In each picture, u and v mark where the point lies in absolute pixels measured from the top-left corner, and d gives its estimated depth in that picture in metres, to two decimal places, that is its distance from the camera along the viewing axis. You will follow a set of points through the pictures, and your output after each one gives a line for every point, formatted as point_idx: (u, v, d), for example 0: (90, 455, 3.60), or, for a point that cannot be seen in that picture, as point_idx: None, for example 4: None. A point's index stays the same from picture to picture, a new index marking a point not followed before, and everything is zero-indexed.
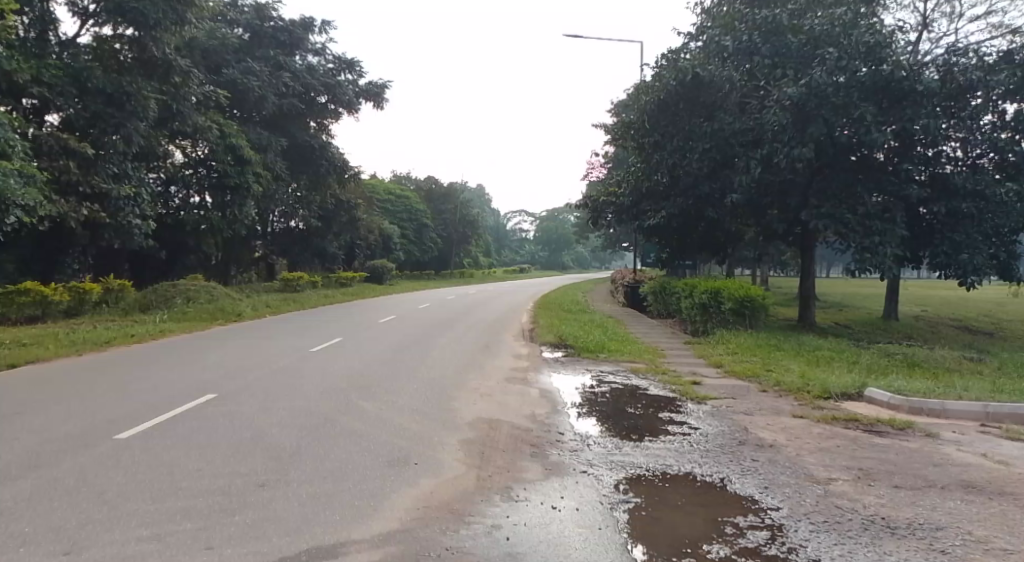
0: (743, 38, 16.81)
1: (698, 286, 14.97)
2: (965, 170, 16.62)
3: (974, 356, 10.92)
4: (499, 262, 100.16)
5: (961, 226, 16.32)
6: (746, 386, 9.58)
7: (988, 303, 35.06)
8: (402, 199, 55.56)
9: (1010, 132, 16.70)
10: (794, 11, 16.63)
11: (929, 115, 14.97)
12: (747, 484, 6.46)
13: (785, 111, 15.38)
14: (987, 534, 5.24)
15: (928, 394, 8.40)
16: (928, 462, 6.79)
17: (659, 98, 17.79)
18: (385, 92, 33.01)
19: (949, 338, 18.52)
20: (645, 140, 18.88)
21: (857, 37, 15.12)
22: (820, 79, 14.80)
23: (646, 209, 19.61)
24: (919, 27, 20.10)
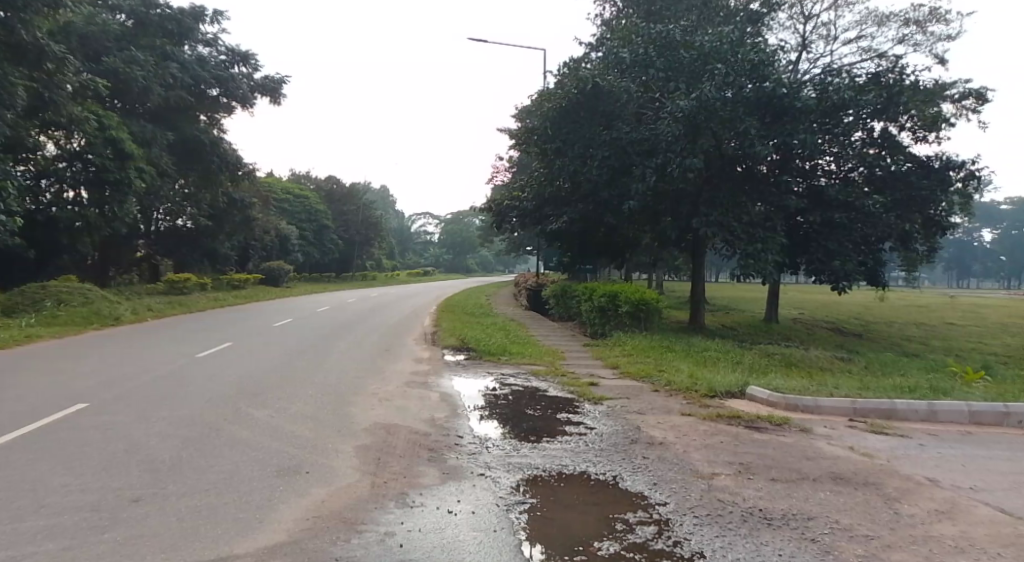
0: (639, 50, 17.30)
1: (597, 288, 15.36)
2: (838, 183, 18.17)
3: (844, 356, 11.77)
4: (404, 265, 99.04)
5: (834, 235, 17.56)
6: (639, 386, 9.93)
7: (852, 306, 38.22)
8: (302, 199, 53.92)
9: (876, 148, 18.19)
10: (685, 27, 17.34)
11: (808, 132, 16.00)
12: (637, 481, 6.69)
13: (678, 123, 16.03)
14: (852, 522, 5.70)
15: (804, 392, 8.92)
16: (802, 456, 7.27)
17: (562, 105, 18.15)
18: (283, 87, 32.01)
19: (823, 340, 19.93)
20: (548, 146, 19.12)
21: (742, 55, 16.01)
22: (709, 94, 15.47)
23: (548, 214, 20.04)
24: (798, 48, 21.45)
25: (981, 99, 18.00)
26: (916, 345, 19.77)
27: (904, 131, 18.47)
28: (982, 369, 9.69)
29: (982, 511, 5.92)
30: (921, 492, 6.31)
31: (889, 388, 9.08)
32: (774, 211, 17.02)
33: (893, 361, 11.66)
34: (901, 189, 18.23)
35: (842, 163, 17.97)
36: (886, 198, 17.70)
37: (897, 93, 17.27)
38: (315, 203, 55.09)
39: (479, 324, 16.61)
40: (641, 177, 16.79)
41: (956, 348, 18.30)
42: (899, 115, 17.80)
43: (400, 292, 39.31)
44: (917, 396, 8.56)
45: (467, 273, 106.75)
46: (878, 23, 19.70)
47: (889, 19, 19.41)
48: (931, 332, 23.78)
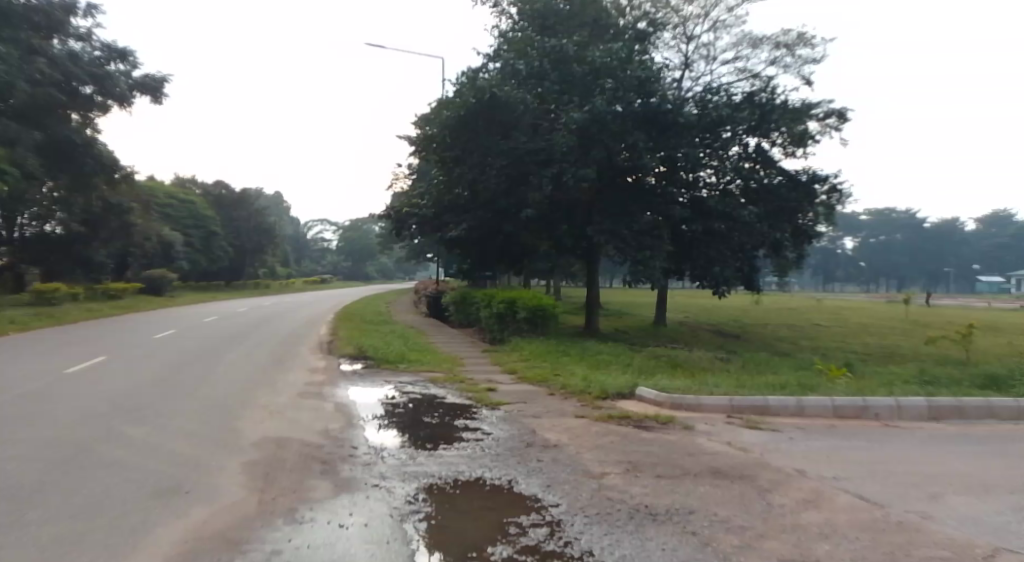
0: (534, 63, 17.71)
1: (496, 295, 15.57)
2: (718, 195, 18.51)
3: (724, 357, 12.49)
4: (300, 272, 95.96)
5: (714, 242, 18.87)
6: (536, 391, 10.14)
7: (729, 309, 40.64)
8: (187, 203, 51.16)
9: (752, 162, 18.90)
10: (578, 43, 17.86)
11: (689, 147, 17.04)
12: (532, 484, 6.85)
13: (572, 134, 16.54)
14: (729, 515, 6.12)
15: (687, 391, 9.39)
16: (685, 452, 7.67)
17: (459, 114, 17.90)
18: (165, 87, 30.48)
19: (706, 342, 21.08)
20: (446, 154, 19.10)
21: (630, 72, 16.63)
22: (600, 107, 16.07)
23: (448, 221, 20.15)
24: (680, 67, 22.37)
25: (842, 119, 19.60)
26: (788, 344, 21.23)
27: (775, 146, 19.54)
28: (843, 366, 10.58)
29: (842, 498, 6.47)
30: (791, 483, 6.82)
31: (762, 385, 9.70)
32: (662, 220, 17.88)
33: (767, 361, 12.43)
34: (773, 202, 19.41)
35: (722, 176, 18.32)
36: (759, 209, 18.80)
37: (768, 112, 18.47)
38: (202, 208, 52.44)
39: (376, 332, 16.39)
40: (538, 186, 17.20)
41: (822, 347, 19.85)
42: (771, 132, 18.79)
43: (293, 301, 38.00)
44: (787, 393, 9.19)
45: (364, 281, 105.08)
46: (752, 45, 20.96)
47: (762, 42, 20.69)
48: (800, 333, 25.61)
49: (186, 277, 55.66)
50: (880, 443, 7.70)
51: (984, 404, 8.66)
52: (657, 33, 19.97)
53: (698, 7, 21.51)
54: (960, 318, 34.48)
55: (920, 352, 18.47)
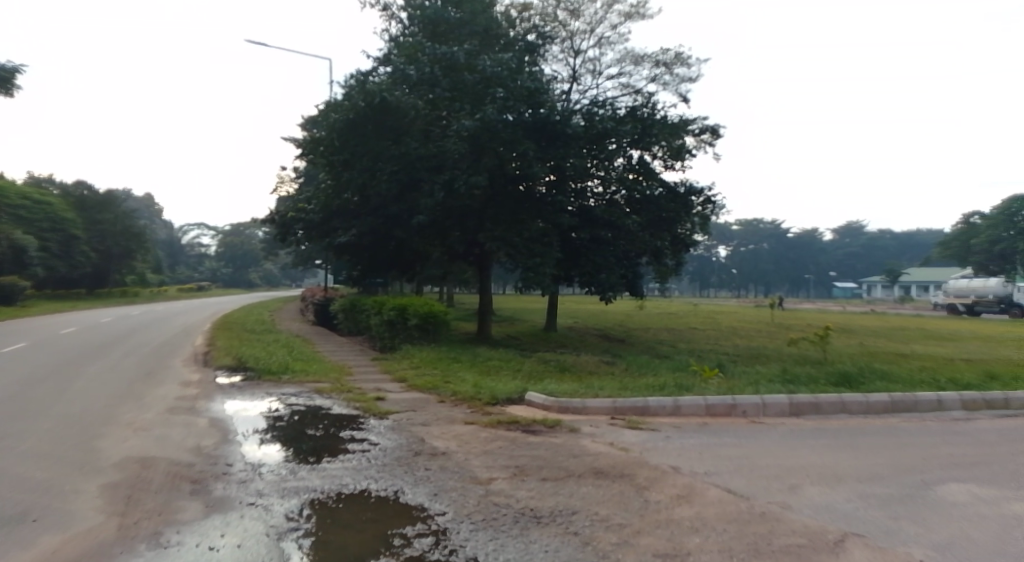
0: (425, 69, 17.62)
1: (386, 302, 15.36)
2: (603, 204, 19.67)
3: (608, 360, 12.93)
4: (174, 279, 89.93)
5: (601, 250, 19.55)
6: (425, 398, 10.06)
7: (612, 313, 42.12)
8: (41, 203, 46.32)
9: (634, 174, 19.56)
10: (469, 50, 18.03)
11: (577, 157, 17.47)
12: (418, 494, 6.77)
13: (463, 141, 16.67)
14: (609, 514, 6.34)
15: (574, 395, 9.62)
16: (570, 454, 7.85)
17: (348, 116, 17.59)
18: (17, 78, 27.80)
19: (592, 346, 21.77)
20: (334, 158, 18.66)
21: (520, 82, 17.01)
22: (491, 115, 16.30)
23: (337, 226, 20.10)
24: (568, 80, 22.96)
25: (715, 135, 20.89)
26: (667, 346, 22.29)
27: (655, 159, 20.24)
28: (716, 367, 11.23)
29: (712, 492, 6.87)
30: (666, 480, 7.16)
31: (643, 387, 10.11)
32: (551, 228, 18.01)
33: (649, 363, 13.02)
34: (652, 211, 20.28)
35: (608, 186, 19.41)
36: (641, 218, 19.83)
37: (649, 126, 19.35)
38: (60, 210, 48.08)
39: (259, 342, 15.68)
40: (430, 193, 17.17)
41: (698, 349, 21.02)
42: (652, 145, 19.52)
43: (165, 309, 35.58)
44: (666, 394, 9.63)
45: (246, 288, 100.16)
46: (634, 62, 21.87)
47: (643, 59, 21.63)
48: (679, 336, 26.96)
49: (40, 284, 50.52)
50: (747, 439, 8.22)
51: (837, 398, 9.43)
52: (545, 46, 20.44)
53: (584, 23, 22.28)
54: (816, 321, 37.69)
55: (784, 351, 20.00)
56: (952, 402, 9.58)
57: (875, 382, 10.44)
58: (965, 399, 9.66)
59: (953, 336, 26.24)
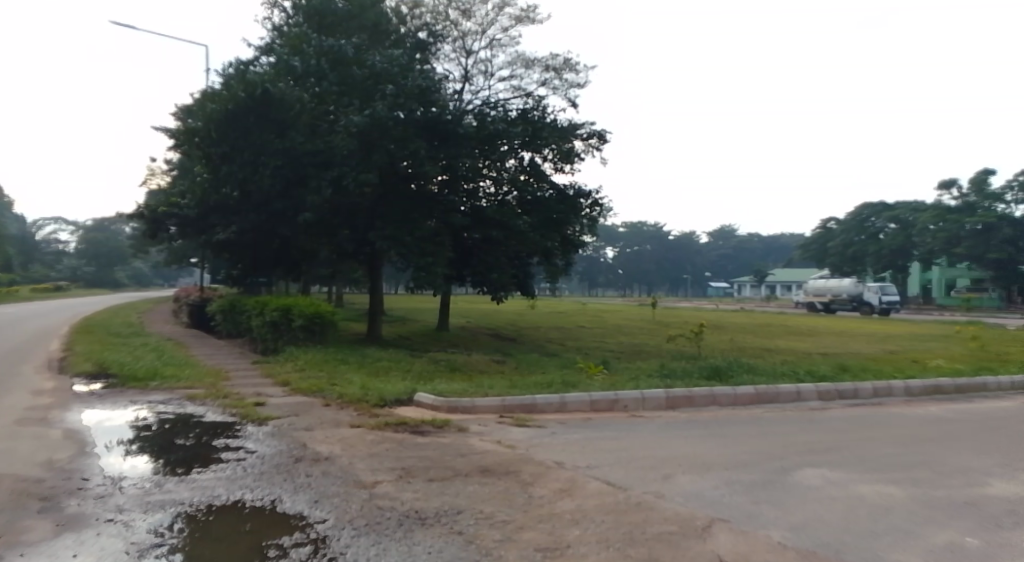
0: (311, 61, 17.16)
1: (269, 302, 14.77)
2: (495, 204, 19.61)
3: (498, 359, 13.06)
4: (28, 279, 81.74)
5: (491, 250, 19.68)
6: (309, 402, 9.75)
7: (501, 312, 42.73)
8: None
9: (525, 175, 19.86)
10: (357, 45, 17.64)
11: (469, 157, 17.40)
12: (297, 502, 6.54)
13: (352, 138, 16.29)
14: (493, 511, 6.40)
15: (463, 394, 9.63)
16: (457, 453, 7.85)
17: (227, 109, 16.88)
18: None
19: (483, 345, 21.91)
20: (212, 151, 17.73)
21: (411, 80, 16.85)
22: (381, 112, 16.06)
23: (214, 222, 19.08)
24: (460, 79, 22.87)
25: (602, 140, 21.55)
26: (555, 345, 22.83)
27: (546, 161, 20.49)
28: (601, 364, 11.63)
29: (593, 485, 7.10)
30: (550, 475, 7.33)
31: (531, 384, 10.30)
32: (442, 227, 18.21)
33: (538, 360, 13.26)
34: (544, 213, 20.24)
35: (500, 187, 19.51)
36: (532, 219, 19.65)
37: (540, 129, 19.45)
38: None
39: (126, 346, 14.59)
40: (316, 190, 16.71)
41: (584, 347, 21.71)
42: (542, 148, 19.64)
43: (14, 312, 32.26)
44: (553, 391, 9.84)
45: (114, 288, 92.89)
46: (525, 66, 22.11)
47: (533, 63, 21.94)
48: (567, 334, 27.70)
49: None
50: (627, 432, 8.55)
51: (709, 392, 10.01)
52: (437, 44, 20.28)
53: (475, 23, 22.32)
54: (691, 318, 40.05)
55: (664, 347, 21.02)
56: (809, 392, 10.44)
57: (742, 375, 11.19)
58: (820, 390, 10.54)
59: (812, 332, 28.71)
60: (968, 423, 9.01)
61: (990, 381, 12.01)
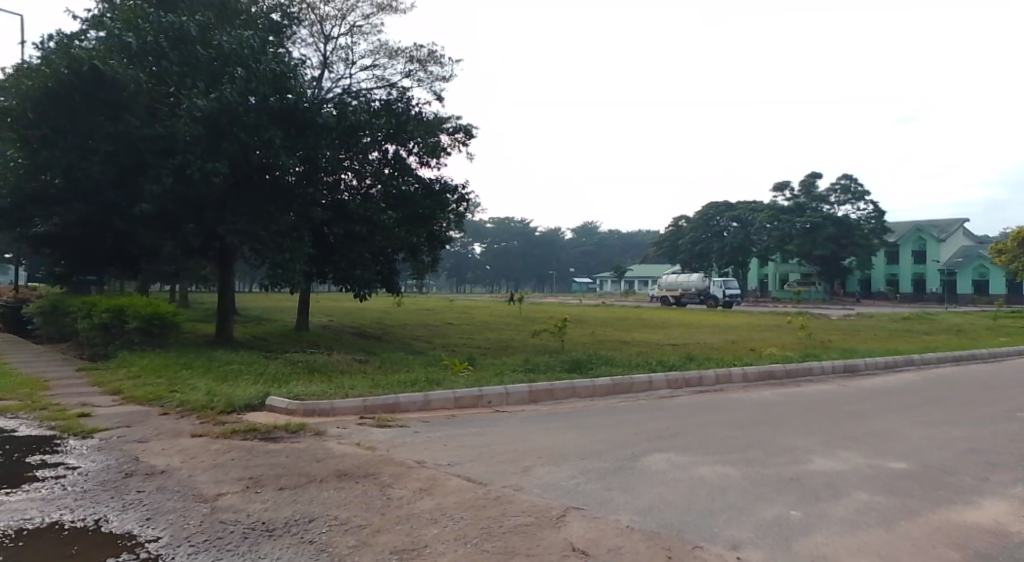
0: (147, 38, 15.75)
1: (99, 302, 13.87)
2: (358, 198, 19.12)
3: (360, 358, 12.72)
4: None
5: (355, 245, 19.09)
6: (146, 411, 8.95)
7: (368, 310, 41.82)
8: None
9: (390, 168, 19.58)
10: (201, 23, 16.43)
11: (329, 148, 16.90)
12: (126, 521, 5.94)
13: (196, 123, 15.15)
14: (348, 516, 6.16)
15: (321, 397, 9.24)
16: (312, 459, 7.48)
17: (47, 86, 15.30)
18: None
19: (346, 344, 21.25)
20: (30, 133, 15.84)
21: (264, 65, 16.09)
22: (229, 97, 15.09)
23: (35, 213, 16.99)
24: (319, 66, 21.97)
25: (468, 135, 21.63)
26: (423, 342, 22.65)
27: (411, 155, 20.19)
28: (465, 360, 11.66)
29: (453, 482, 7.04)
30: (409, 475, 7.17)
31: (394, 383, 10.10)
32: (302, 221, 17.42)
33: (401, 359, 13.06)
34: (409, 209, 19.81)
35: (362, 180, 18.99)
36: (398, 214, 19.31)
37: (404, 122, 19.32)
38: None
39: None
40: (156, 179, 15.43)
41: (452, 344, 21.63)
42: (408, 142, 19.62)
43: None
44: (416, 389, 9.69)
45: None
46: (388, 56, 21.47)
47: (397, 54, 21.37)
48: (434, 331, 27.53)
49: None
50: (489, 427, 8.58)
51: (569, 384, 10.31)
52: (292, 27, 19.47)
53: (334, 8, 21.67)
54: (556, 313, 41.34)
55: (529, 342, 21.46)
56: (660, 382, 11.03)
57: (600, 367, 11.64)
58: (670, 379, 11.17)
59: (665, 324, 30.56)
60: (793, 406, 9.90)
61: (814, 366, 13.32)
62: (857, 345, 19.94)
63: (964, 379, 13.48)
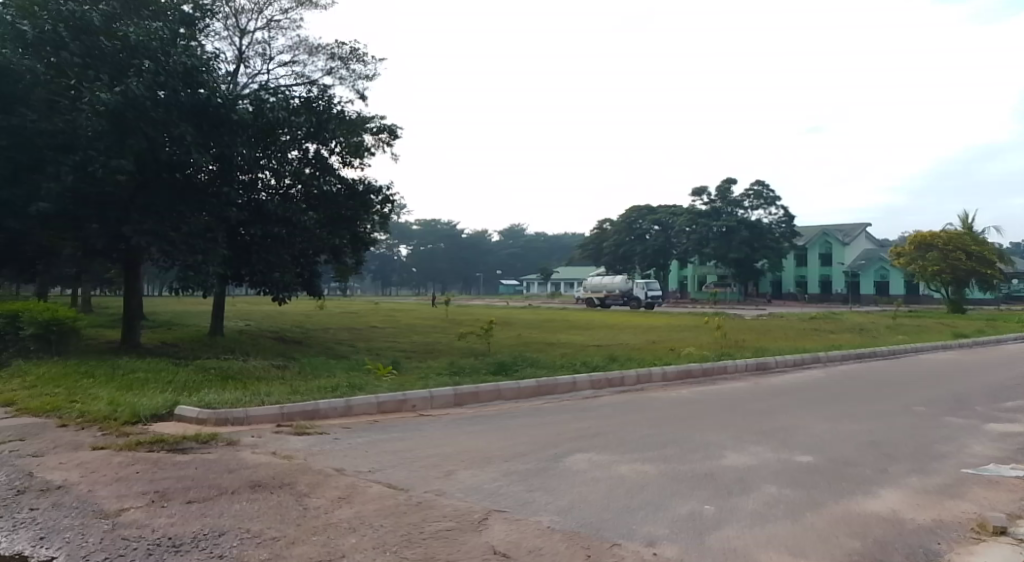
0: (44, 27, 14.85)
1: None
2: (277, 198, 18.31)
3: (279, 364, 12.33)
4: None
5: (274, 247, 18.49)
6: (41, 424, 8.37)
7: (287, 313, 40.79)
8: None
9: (311, 168, 19.20)
10: (104, 13, 15.65)
11: (245, 146, 16.54)
12: (15, 541, 5.51)
13: (100, 118, 14.24)
14: (262, 528, 5.92)
15: (236, 404, 8.88)
16: (224, 469, 7.17)
17: None
18: None
19: (265, 349, 20.58)
20: None
21: (173, 58, 15.19)
22: (136, 90, 14.19)
23: None
24: (235, 61, 21.07)
25: (393, 135, 21.32)
26: (348, 346, 22.20)
27: (334, 154, 19.73)
28: (390, 364, 11.48)
29: (373, 489, 6.89)
30: (328, 483, 6.97)
31: (315, 389, 9.83)
32: (215, 221, 16.65)
33: (323, 364, 12.74)
34: (331, 209, 19.69)
35: (281, 179, 18.24)
36: (319, 216, 19.04)
37: (326, 120, 18.92)
38: None
39: None
40: (55, 175, 14.60)
41: (376, 347, 21.26)
42: (329, 141, 19.20)
43: None
44: (338, 394, 9.46)
45: None
46: (308, 52, 20.71)
47: (318, 51, 20.71)
48: (359, 334, 27.02)
49: None
50: (412, 432, 8.46)
51: (495, 387, 10.31)
52: (205, 20, 18.43)
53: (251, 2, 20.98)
54: (483, 316, 41.36)
55: (455, 345, 21.36)
56: (584, 382, 11.17)
57: (526, 369, 11.71)
58: (593, 379, 11.33)
59: (591, 325, 31.15)
60: (709, 403, 10.22)
61: (729, 364, 13.83)
62: (767, 344, 20.89)
63: (865, 375, 14.31)
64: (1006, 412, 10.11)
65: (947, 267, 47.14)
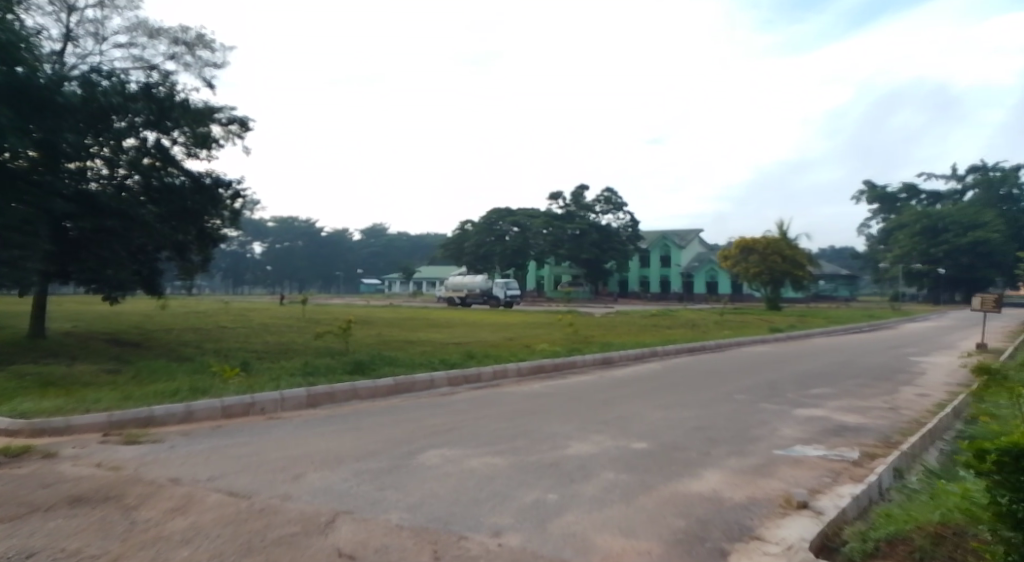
0: None
1: None
2: (110, 189, 17.13)
3: (111, 368, 11.40)
4: None
5: (105, 242, 17.17)
6: None
7: (114, 313, 37.74)
8: None
9: (151, 159, 17.97)
10: None
11: (72, 132, 15.05)
12: None
13: None
14: (79, 545, 5.43)
15: (56, 414, 8.11)
16: (38, 485, 6.51)
17: None
18: None
19: (94, 352, 18.90)
20: None
21: None
22: None
23: None
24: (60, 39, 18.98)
25: (244, 127, 20.17)
26: (193, 347, 20.90)
27: (177, 143, 18.57)
28: (238, 366, 10.97)
29: (212, 498, 6.54)
30: (161, 494, 6.53)
31: (151, 395, 9.19)
32: (38, 213, 15.12)
33: (162, 366, 11.93)
34: (176, 203, 18.33)
35: (115, 168, 17.14)
36: (158, 210, 17.97)
37: (168, 108, 17.69)
38: None
39: None
40: None
41: (225, 348, 20.18)
42: (172, 130, 18.16)
43: None
44: (177, 399, 8.94)
45: None
46: (148, 34, 19.18)
47: (159, 33, 19.13)
48: (208, 335, 25.49)
49: None
50: (259, 436, 8.16)
51: (350, 387, 10.20)
52: None
53: None
54: (339, 314, 40.19)
55: (311, 344, 20.78)
56: (441, 380, 11.31)
57: (383, 368, 11.64)
58: (450, 376, 11.51)
59: (450, 323, 31.33)
60: (559, 396, 10.71)
61: (578, 359, 14.55)
62: (613, 339, 22.11)
63: (697, 367, 15.61)
64: (810, 398, 11.41)
65: (765, 269, 52.32)
